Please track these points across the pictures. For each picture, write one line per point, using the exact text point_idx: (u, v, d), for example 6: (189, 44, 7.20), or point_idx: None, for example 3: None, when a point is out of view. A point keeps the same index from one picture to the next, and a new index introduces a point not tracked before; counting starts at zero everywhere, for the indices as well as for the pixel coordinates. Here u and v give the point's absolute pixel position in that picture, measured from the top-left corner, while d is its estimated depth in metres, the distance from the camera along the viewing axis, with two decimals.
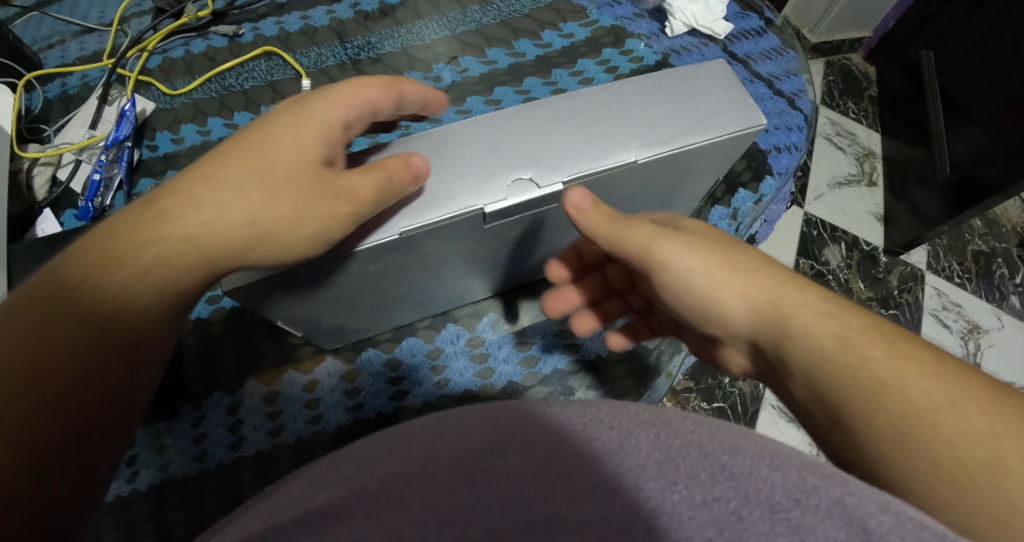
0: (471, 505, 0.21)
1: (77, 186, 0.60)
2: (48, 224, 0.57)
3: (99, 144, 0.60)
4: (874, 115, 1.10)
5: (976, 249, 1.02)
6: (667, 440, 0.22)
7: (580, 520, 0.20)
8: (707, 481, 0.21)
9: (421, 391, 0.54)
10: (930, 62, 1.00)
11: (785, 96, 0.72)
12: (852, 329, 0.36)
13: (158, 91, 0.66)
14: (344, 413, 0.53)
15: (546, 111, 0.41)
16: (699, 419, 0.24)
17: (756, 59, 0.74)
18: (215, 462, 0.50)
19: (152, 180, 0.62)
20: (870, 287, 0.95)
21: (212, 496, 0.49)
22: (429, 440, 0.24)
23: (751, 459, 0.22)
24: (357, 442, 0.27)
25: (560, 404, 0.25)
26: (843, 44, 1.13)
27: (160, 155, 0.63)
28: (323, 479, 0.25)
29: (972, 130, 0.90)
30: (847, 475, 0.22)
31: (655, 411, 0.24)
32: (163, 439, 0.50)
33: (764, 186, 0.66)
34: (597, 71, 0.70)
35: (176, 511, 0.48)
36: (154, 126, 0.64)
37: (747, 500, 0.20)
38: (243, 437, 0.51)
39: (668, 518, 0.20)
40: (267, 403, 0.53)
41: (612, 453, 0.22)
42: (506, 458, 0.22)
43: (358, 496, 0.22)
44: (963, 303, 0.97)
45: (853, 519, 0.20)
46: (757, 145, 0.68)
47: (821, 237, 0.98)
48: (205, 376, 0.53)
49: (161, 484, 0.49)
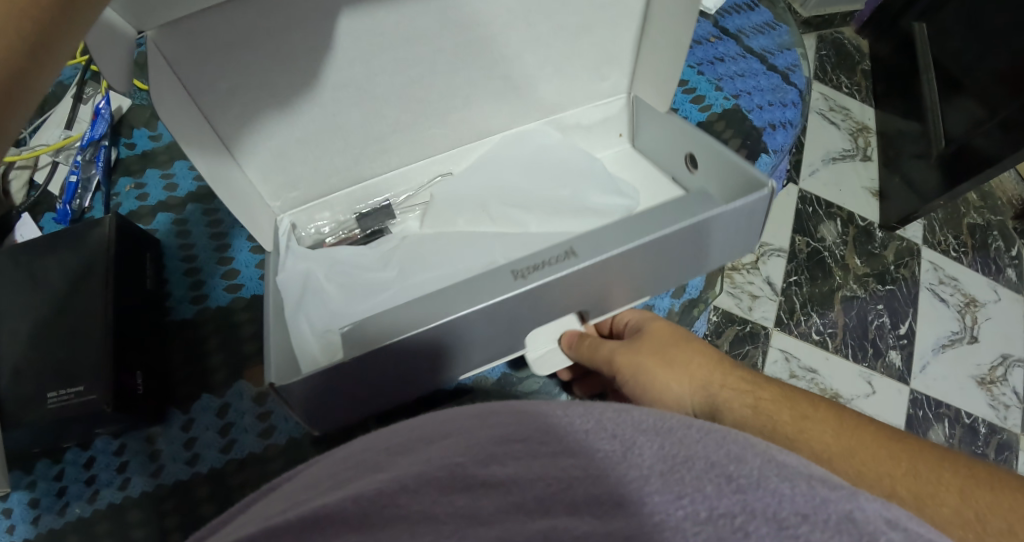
0: (467, 518, 0.20)
1: (54, 187, 0.59)
2: (26, 229, 0.57)
3: (75, 145, 0.61)
4: (867, 88, 1.08)
5: (972, 222, 1.02)
6: (671, 450, 0.22)
7: (582, 532, 0.20)
8: (713, 494, 0.20)
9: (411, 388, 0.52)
10: (922, 34, 0.99)
11: (779, 71, 0.71)
12: (764, 399, 0.40)
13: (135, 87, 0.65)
14: None
15: (575, 263, 0.38)
16: (703, 427, 0.23)
17: (748, 34, 0.73)
18: (207, 466, 0.49)
19: (130, 179, 0.61)
20: (867, 263, 0.95)
21: (206, 500, 0.48)
22: (427, 449, 0.24)
23: (759, 469, 0.21)
24: (353, 446, 0.27)
25: (563, 410, 0.25)
26: (833, 17, 1.12)
27: (138, 153, 0.62)
28: (318, 485, 0.24)
29: (964, 102, 0.90)
30: (856, 487, 0.21)
31: (660, 419, 0.24)
32: (154, 444, 0.50)
33: (760, 164, 0.64)
34: (684, 102, 0.67)
35: (172, 516, 0.47)
36: (131, 123, 0.64)
37: (761, 518, 0.19)
38: (234, 440, 0.50)
39: (672, 534, 0.19)
40: (258, 404, 0.52)
41: (615, 463, 0.22)
42: (506, 467, 0.22)
43: (353, 503, 0.21)
44: (960, 276, 0.97)
45: (863, 534, 0.19)
46: (752, 123, 0.66)
47: (817, 213, 0.97)
48: (194, 376, 0.52)
49: (154, 491, 0.48)
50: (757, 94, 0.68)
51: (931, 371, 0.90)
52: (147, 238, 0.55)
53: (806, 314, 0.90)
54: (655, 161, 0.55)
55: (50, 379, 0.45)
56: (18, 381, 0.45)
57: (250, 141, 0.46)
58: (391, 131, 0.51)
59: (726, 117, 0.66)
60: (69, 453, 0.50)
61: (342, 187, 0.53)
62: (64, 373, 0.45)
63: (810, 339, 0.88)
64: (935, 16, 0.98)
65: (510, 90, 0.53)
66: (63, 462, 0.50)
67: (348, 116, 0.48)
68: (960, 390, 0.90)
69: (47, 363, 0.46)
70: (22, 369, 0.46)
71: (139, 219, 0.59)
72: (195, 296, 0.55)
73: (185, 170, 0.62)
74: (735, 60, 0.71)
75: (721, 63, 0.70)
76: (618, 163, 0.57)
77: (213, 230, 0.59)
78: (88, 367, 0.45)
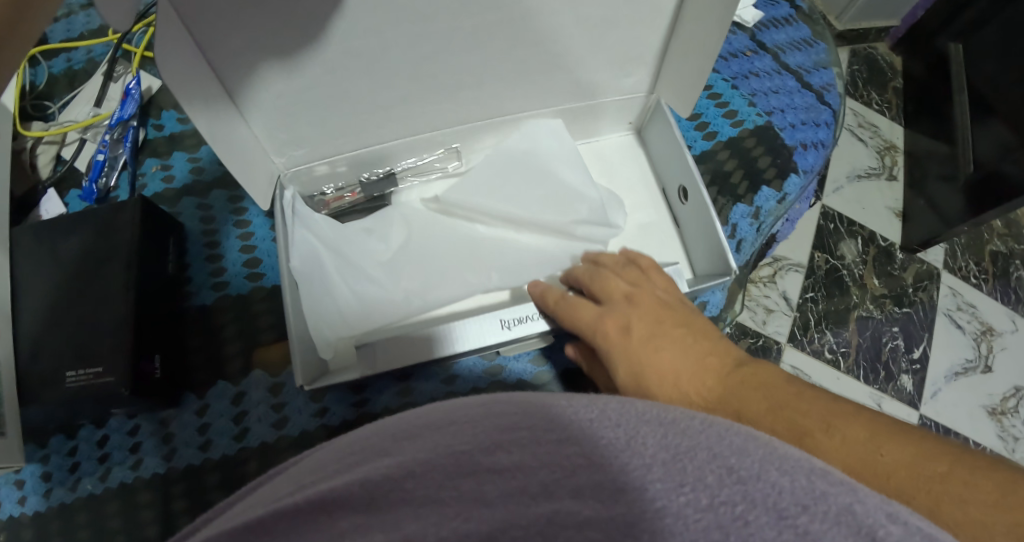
0: (471, 500, 0.21)
1: (81, 164, 0.61)
2: (52, 205, 0.59)
3: (103, 122, 0.63)
4: (898, 106, 1.07)
5: (995, 249, 1.01)
6: (675, 439, 0.22)
7: (583, 517, 0.21)
8: (714, 484, 0.20)
9: (427, 387, 0.53)
10: (959, 55, 0.97)
11: (813, 89, 0.70)
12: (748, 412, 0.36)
13: None
14: (349, 409, 0.51)
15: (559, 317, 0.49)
16: (708, 419, 0.23)
17: (784, 49, 0.73)
18: (219, 453, 0.50)
19: (157, 161, 0.62)
20: (885, 283, 0.94)
21: (216, 488, 0.49)
22: (430, 435, 0.24)
23: (760, 462, 0.21)
24: (356, 432, 0.27)
25: (566, 399, 0.25)
26: (868, 32, 1.09)
27: (165, 136, 0.63)
28: (323, 467, 0.25)
29: (995, 126, 0.88)
30: (857, 482, 0.21)
31: (663, 409, 0.24)
32: (168, 427, 0.52)
33: (788, 184, 0.64)
34: (716, 116, 0.67)
35: (180, 501, 0.49)
36: (159, 104, 0.65)
37: (762, 508, 0.20)
38: (247, 429, 0.51)
39: (673, 520, 0.20)
40: (272, 394, 0.52)
41: (619, 451, 0.22)
42: (511, 453, 0.22)
43: (361, 486, 0.22)
44: (979, 303, 0.96)
45: (861, 528, 0.19)
46: (782, 140, 0.66)
47: (838, 230, 0.96)
48: (210, 364, 0.54)
49: (165, 473, 0.50)
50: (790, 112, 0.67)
51: (942, 397, 0.89)
52: (172, 223, 0.56)
53: (820, 332, 0.89)
54: (654, 169, 0.63)
55: (70, 360, 0.47)
56: (37, 357, 0.48)
57: (258, 98, 0.46)
58: (402, 100, 0.51)
59: (759, 134, 0.67)
60: (83, 430, 0.52)
61: (346, 149, 0.55)
62: (84, 355, 0.47)
63: (822, 356, 0.88)
64: (973, 37, 0.95)
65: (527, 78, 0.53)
66: (77, 438, 0.52)
67: (358, 83, 0.48)
68: (969, 419, 0.89)
69: (67, 343, 0.48)
70: (42, 346, 0.48)
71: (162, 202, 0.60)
72: (216, 283, 0.56)
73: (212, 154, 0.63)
74: (771, 75, 0.70)
75: (755, 78, 0.70)
76: (619, 150, 0.64)
77: (238, 218, 0.60)
78: (108, 350, 0.47)
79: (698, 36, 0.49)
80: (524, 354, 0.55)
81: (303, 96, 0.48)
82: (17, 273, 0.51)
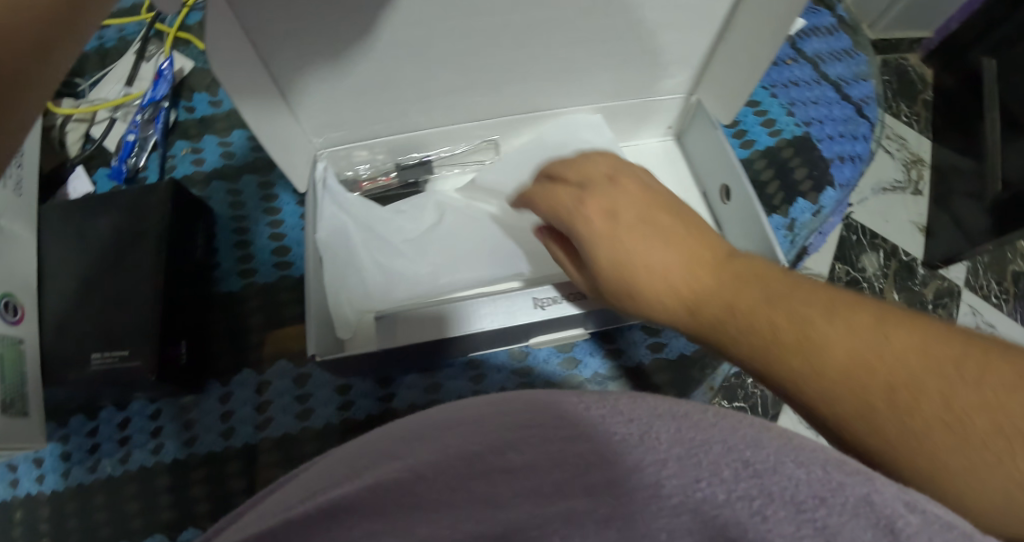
0: (485, 502, 0.21)
1: (109, 143, 0.63)
2: (80, 183, 0.60)
3: (134, 102, 0.64)
4: (927, 120, 1.05)
5: (1017, 270, 0.98)
6: (688, 433, 0.22)
7: (599, 515, 0.21)
8: (730, 478, 0.21)
9: (456, 383, 0.56)
10: (992, 71, 0.95)
11: (853, 102, 0.69)
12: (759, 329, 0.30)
13: (197, 49, 0.68)
14: (375, 402, 0.55)
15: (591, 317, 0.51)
16: (719, 412, 0.24)
17: (824, 60, 0.72)
18: (242, 440, 0.54)
19: (187, 142, 0.64)
20: (904, 298, 0.93)
21: (235, 475, 0.53)
22: (441, 435, 0.25)
23: (775, 455, 0.21)
24: (365, 437, 0.29)
25: (575, 398, 0.25)
26: (900, 42, 1.10)
27: (196, 117, 0.65)
28: (337, 471, 0.26)
29: None
30: (874, 471, 0.21)
31: (675, 404, 0.24)
32: (191, 414, 0.55)
33: (825, 197, 0.64)
34: (755, 125, 0.68)
35: (199, 485, 0.52)
36: (191, 86, 0.67)
37: (779, 502, 0.20)
38: (271, 419, 0.54)
39: (690, 517, 0.20)
40: (297, 385, 0.56)
41: (633, 446, 0.22)
42: (521, 452, 0.23)
43: (371, 489, 0.22)
44: (998, 323, 0.95)
45: (880, 519, 0.19)
46: (819, 153, 0.66)
47: (860, 242, 0.95)
48: (233, 351, 0.57)
49: (185, 459, 0.53)
50: (827, 125, 0.67)
51: None
52: (203, 210, 0.57)
53: None
54: (694, 173, 0.63)
55: (95, 341, 0.49)
56: (62, 336, 0.50)
57: (300, 93, 0.47)
58: (446, 92, 0.52)
59: (797, 145, 0.67)
60: (103, 412, 0.55)
61: (383, 135, 0.56)
62: (109, 338, 0.49)
63: None
64: (1010, 51, 0.92)
65: (565, 78, 0.54)
66: (98, 419, 0.55)
67: (401, 75, 0.48)
68: None
69: (94, 327, 0.50)
70: (67, 325, 0.51)
71: (192, 185, 0.62)
72: (245, 271, 0.59)
73: (241, 140, 0.65)
74: (810, 85, 0.70)
75: (795, 88, 0.70)
76: (660, 155, 0.65)
77: (267, 204, 0.62)
78: (132, 333, 0.49)
79: (755, 49, 0.49)
80: (552, 354, 0.58)
81: (343, 92, 0.49)
82: (44, 252, 0.52)
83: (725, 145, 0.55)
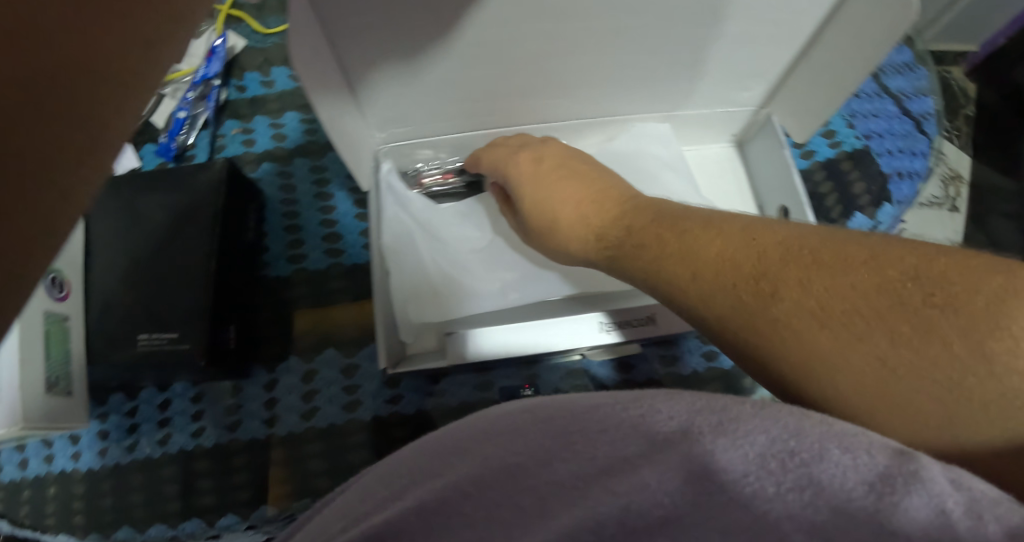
0: (531, 517, 0.22)
1: (157, 120, 0.65)
2: (128, 158, 0.64)
3: (184, 79, 0.66)
4: (968, 135, 0.94)
5: None
6: (731, 425, 0.22)
7: (661, 514, 0.21)
8: (777, 470, 0.20)
9: (510, 382, 0.60)
10: None
11: (913, 117, 0.70)
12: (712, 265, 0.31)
13: (250, 27, 0.70)
14: (424, 398, 0.59)
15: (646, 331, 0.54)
16: (757, 403, 0.23)
17: (886, 71, 0.72)
18: (285, 429, 0.59)
19: (237, 122, 0.67)
20: None
21: (277, 464, 0.58)
22: (478, 445, 0.25)
23: (820, 441, 0.21)
24: (396, 454, 0.30)
25: (607, 395, 0.26)
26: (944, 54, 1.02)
27: (248, 97, 0.68)
28: (376, 493, 0.27)
29: None
30: (916, 451, 0.21)
31: (712, 398, 0.24)
32: (237, 398, 0.60)
33: (882, 213, 0.67)
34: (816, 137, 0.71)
35: (241, 474, 0.58)
36: (243, 65, 0.69)
37: (826, 493, 0.20)
38: (316, 408, 0.59)
39: (741, 514, 0.20)
40: (344, 376, 0.60)
41: (679, 439, 0.22)
42: (563, 460, 0.23)
43: (417, 514, 0.23)
44: None
45: (931, 497, 0.19)
46: (878, 168, 0.69)
47: None
48: (279, 337, 0.61)
49: (227, 444, 0.58)
50: (887, 140, 0.69)
51: None
52: (253, 195, 0.61)
53: None
54: (752, 184, 0.66)
55: (143, 323, 0.52)
56: (110, 315, 0.53)
57: (371, 88, 0.49)
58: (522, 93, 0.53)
59: (856, 158, 0.70)
60: (143, 393, 0.60)
61: (448, 132, 0.58)
62: (156, 320, 0.52)
63: None
64: None
65: (648, 84, 0.55)
66: (138, 399, 0.60)
67: (479, 74, 0.50)
68: None
69: (144, 311, 0.52)
70: (113, 304, 0.53)
71: (244, 164, 0.65)
72: (293, 256, 0.63)
73: (293, 122, 0.67)
74: (871, 98, 0.72)
75: (856, 101, 0.72)
76: (719, 160, 0.67)
77: (319, 189, 0.65)
78: (183, 317, 0.52)
79: (835, 68, 0.50)
80: (606, 360, 0.61)
81: (413, 87, 0.50)
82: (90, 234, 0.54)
83: (789, 167, 0.58)
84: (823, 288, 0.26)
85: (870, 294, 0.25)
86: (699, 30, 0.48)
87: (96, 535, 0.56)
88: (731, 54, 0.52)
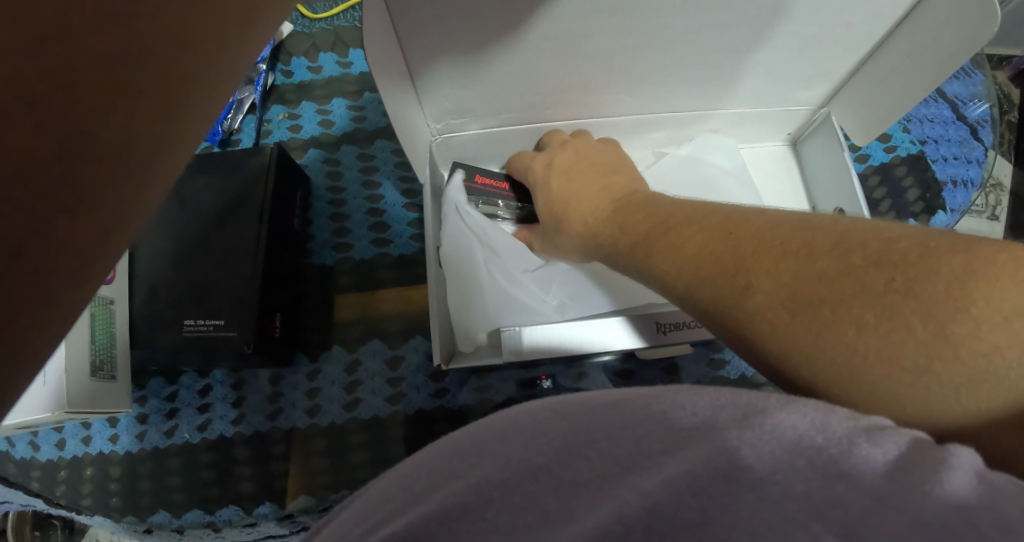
0: (556, 520, 0.22)
1: None
2: None
3: None
4: (1011, 141, 0.90)
5: None
6: (757, 421, 0.22)
7: (681, 517, 0.21)
8: (805, 468, 0.21)
9: (559, 380, 0.61)
10: None
11: (968, 123, 0.70)
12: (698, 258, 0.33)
13: (299, 13, 0.72)
14: (471, 393, 0.61)
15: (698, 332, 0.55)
16: (783, 398, 0.24)
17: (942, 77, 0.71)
18: (328, 419, 0.61)
19: (283, 107, 0.69)
20: None
21: (318, 454, 0.60)
22: (500, 446, 0.25)
23: (847, 436, 0.21)
24: (417, 451, 0.29)
25: (631, 391, 0.26)
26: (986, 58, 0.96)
27: (294, 83, 0.70)
28: (387, 500, 0.25)
29: None
30: (941, 444, 0.22)
31: (737, 393, 0.24)
32: (277, 386, 0.62)
33: (935, 220, 0.65)
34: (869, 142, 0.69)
35: (280, 463, 0.60)
36: (290, 50, 0.71)
37: (852, 485, 0.20)
38: (360, 400, 0.61)
39: (769, 515, 0.20)
40: (389, 368, 0.62)
41: (708, 433, 0.22)
42: (590, 459, 0.23)
43: (439, 519, 0.22)
44: None
45: (958, 488, 0.19)
46: (933, 175, 0.67)
47: None
48: (323, 326, 0.63)
49: (267, 433, 0.61)
50: (943, 146, 0.68)
51: None
52: (303, 180, 0.64)
53: None
54: (807, 187, 0.66)
55: (189, 310, 0.54)
56: (156, 300, 0.55)
57: (429, 80, 0.50)
58: (581, 85, 0.54)
59: (910, 163, 0.68)
60: (185, 378, 0.62)
61: (502, 124, 0.59)
62: (203, 308, 0.54)
63: None
64: None
65: (705, 82, 0.55)
66: (179, 384, 0.62)
67: (543, 66, 0.50)
68: None
69: (190, 298, 0.54)
70: (159, 289, 0.55)
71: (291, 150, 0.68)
72: (340, 245, 0.65)
73: (341, 108, 0.69)
74: (926, 102, 0.70)
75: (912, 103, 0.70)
76: (775, 160, 0.67)
77: (366, 177, 0.67)
78: (229, 306, 0.54)
79: (905, 71, 0.49)
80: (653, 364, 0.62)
81: (474, 80, 0.51)
82: None
83: (849, 170, 0.57)
84: (791, 277, 0.28)
85: (837, 281, 0.26)
86: (762, 30, 0.48)
87: (133, 517, 0.59)
88: (796, 54, 0.51)
